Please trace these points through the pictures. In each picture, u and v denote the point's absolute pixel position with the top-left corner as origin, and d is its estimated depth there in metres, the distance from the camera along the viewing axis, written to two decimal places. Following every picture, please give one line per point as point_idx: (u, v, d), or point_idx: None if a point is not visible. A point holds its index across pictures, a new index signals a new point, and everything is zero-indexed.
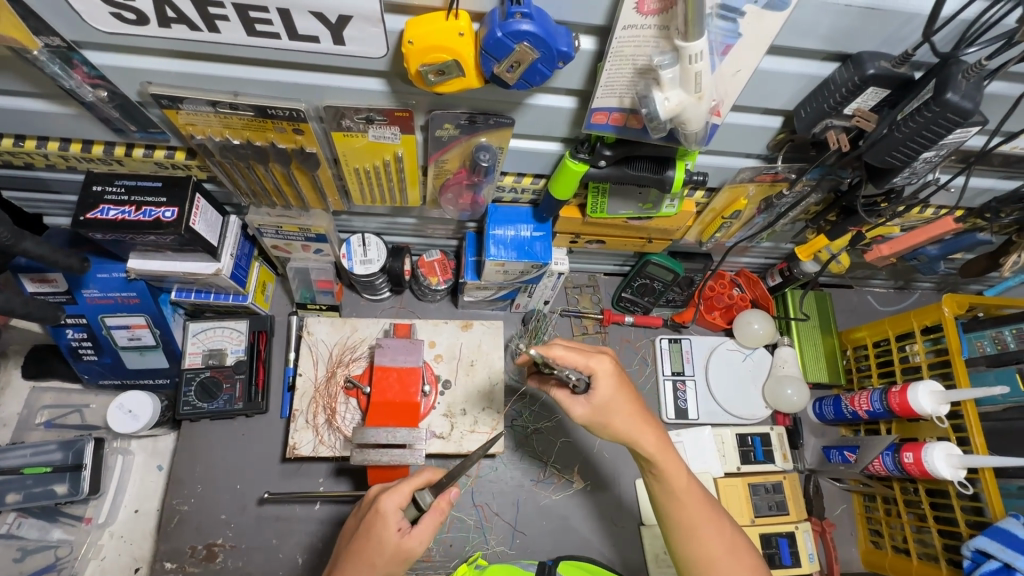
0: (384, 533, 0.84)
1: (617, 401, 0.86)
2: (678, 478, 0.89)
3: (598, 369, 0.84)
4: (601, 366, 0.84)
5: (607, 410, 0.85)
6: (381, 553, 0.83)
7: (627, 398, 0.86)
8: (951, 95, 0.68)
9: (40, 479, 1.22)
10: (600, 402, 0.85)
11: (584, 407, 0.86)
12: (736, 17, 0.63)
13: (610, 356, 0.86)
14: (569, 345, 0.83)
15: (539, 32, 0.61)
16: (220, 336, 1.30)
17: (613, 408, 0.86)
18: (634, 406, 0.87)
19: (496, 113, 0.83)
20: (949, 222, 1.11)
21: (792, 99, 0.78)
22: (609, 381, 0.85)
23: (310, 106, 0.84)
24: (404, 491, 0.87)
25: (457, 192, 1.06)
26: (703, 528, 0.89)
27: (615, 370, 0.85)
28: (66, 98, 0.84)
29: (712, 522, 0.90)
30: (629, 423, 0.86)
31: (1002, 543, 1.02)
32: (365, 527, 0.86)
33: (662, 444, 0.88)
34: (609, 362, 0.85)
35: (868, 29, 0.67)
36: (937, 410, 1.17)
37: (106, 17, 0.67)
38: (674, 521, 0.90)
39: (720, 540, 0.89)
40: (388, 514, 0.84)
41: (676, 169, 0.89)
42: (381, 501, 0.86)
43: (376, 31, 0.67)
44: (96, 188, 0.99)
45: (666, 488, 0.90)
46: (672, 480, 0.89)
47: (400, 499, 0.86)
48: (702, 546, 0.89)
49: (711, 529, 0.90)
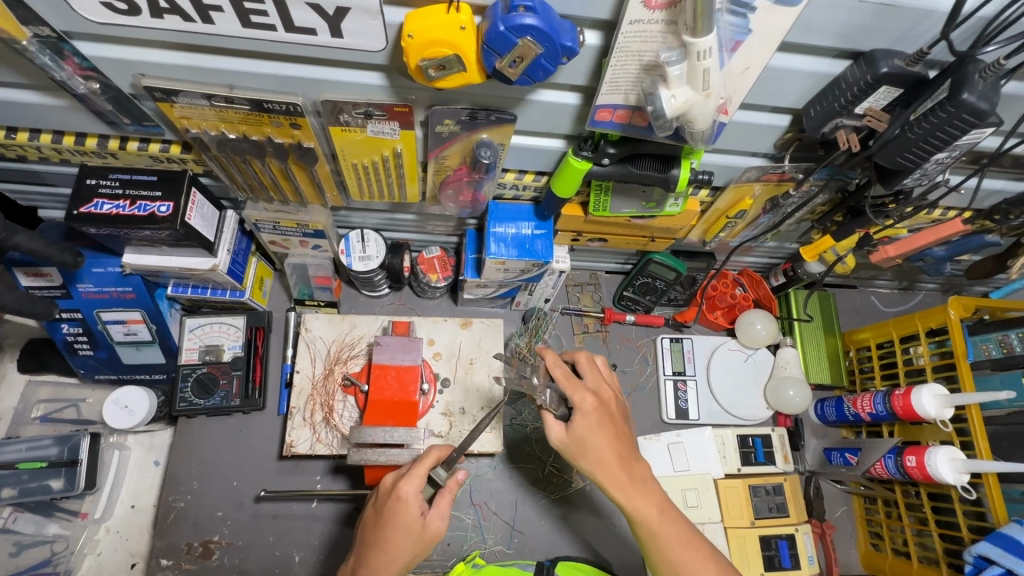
0: (409, 517, 0.87)
1: (596, 430, 0.86)
2: (649, 517, 0.86)
3: (579, 404, 0.86)
4: (582, 402, 0.86)
5: (583, 441, 0.86)
6: (407, 536, 0.87)
7: (607, 429, 0.87)
8: (967, 95, 0.66)
9: (35, 475, 1.21)
10: (577, 434, 0.86)
11: (561, 431, 0.87)
12: (747, 12, 0.61)
13: (588, 395, 0.87)
14: (564, 370, 0.89)
15: (544, 27, 0.59)
16: (217, 332, 1.28)
17: (595, 434, 0.86)
18: (614, 441, 0.87)
19: (498, 108, 0.81)
20: (957, 225, 1.08)
21: (801, 97, 0.76)
22: (591, 419, 0.86)
23: (307, 100, 0.82)
24: (419, 476, 0.89)
25: (458, 189, 1.03)
26: (684, 564, 0.86)
27: (596, 411, 0.86)
28: (58, 90, 0.82)
29: (694, 552, 0.86)
30: (607, 455, 0.86)
31: (1004, 549, 1.01)
32: (385, 515, 0.88)
33: (632, 483, 0.87)
34: (588, 399, 0.86)
35: (882, 26, 0.65)
36: (941, 414, 1.16)
37: (97, 7, 0.65)
38: (658, 563, 0.87)
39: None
40: (410, 499, 0.87)
41: (681, 167, 0.87)
42: (400, 488, 0.88)
43: (375, 24, 0.65)
44: (90, 181, 0.97)
45: (644, 531, 0.87)
46: (645, 520, 0.86)
47: (418, 484, 0.88)
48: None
49: (694, 567, 0.85)
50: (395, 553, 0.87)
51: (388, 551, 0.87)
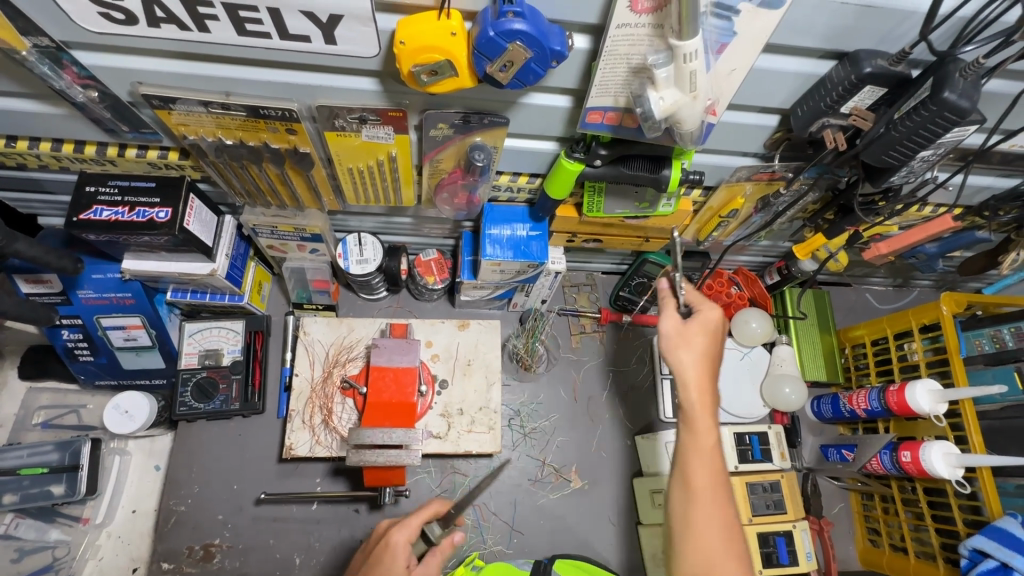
0: (393, 568, 0.85)
1: (695, 343, 0.88)
2: (702, 439, 0.84)
3: (704, 313, 0.90)
4: (706, 313, 0.90)
5: (687, 338, 0.88)
6: None
7: (711, 347, 0.88)
8: (948, 94, 0.67)
9: (37, 480, 1.22)
10: (685, 333, 0.88)
11: (670, 325, 0.89)
12: (731, 15, 0.62)
13: (720, 311, 0.90)
14: (696, 293, 0.95)
15: (532, 31, 0.60)
16: (216, 336, 1.29)
17: (703, 342, 0.88)
18: (710, 365, 0.88)
19: (491, 112, 0.82)
20: (946, 221, 1.09)
21: (788, 97, 0.78)
22: (705, 327, 0.89)
23: (303, 106, 0.83)
24: (414, 526, 0.89)
25: (452, 192, 1.04)
26: (705, 496, 0.81)
27: (713, 326, 0.89)
28: (57, 98, 0.84)
29: (720, 496, 0.81)
30: (690, 367, 0.87)
31: (999, 542, 1.02)
32: (372, 561, 0.87)
33: (704, 407, 0.86)
34: (716, 313, 0.90)
35: (864, 27, 0.66)
36: (935, 408, 1.17)
37: (95, 17, 0.66)
38: (679, 480, 0.83)
39: (717, 521, 0.80)
40: (398, 548, 0.87)
41: (671, 168, 0.88)
42: (392, 534, 0.88)
43: (368, 30, 0.66)
44: (89, 188, 0.98)
45: (686, 448, 0.85)
46: (691, 448, 0.83)
47: (409, 534, 0.88)
48: (699, 509, 0.80)
49: (712, 504, 0.81)
50: None
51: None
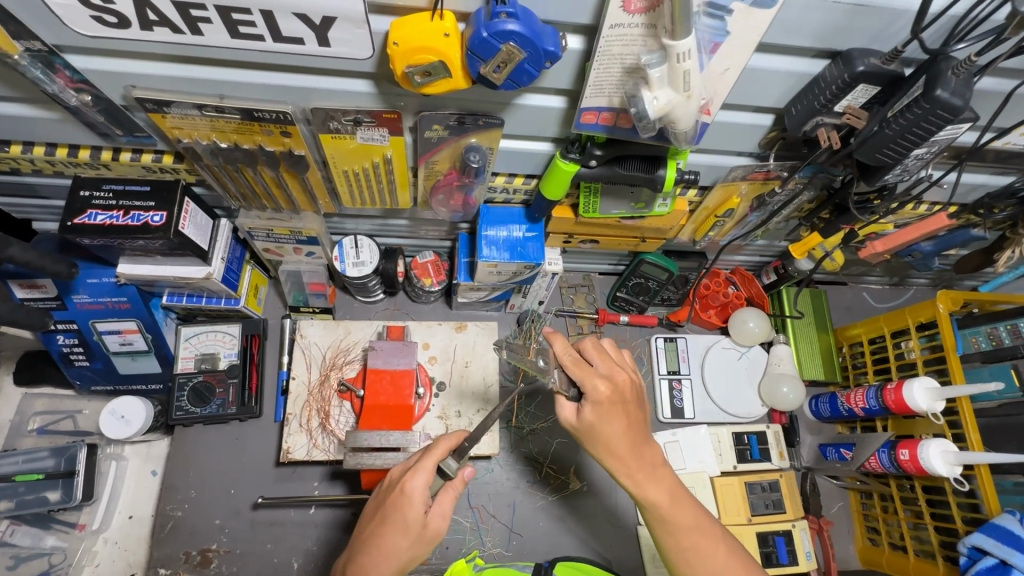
0: (411, 515, 0.84)
1: (600, 429, 0.83)
2: (661, 504, 0.85)
3: (590, 394, 0.81)
4: (593, 391, 0.81)
5: (590, 431, 0.83)
6: (405, 537, 0.84)
7: (619, 416, 0.83)
8: (941, 91, 0.67)
9: (32, 487, 1.21)
10: (587, 421, 0.83)
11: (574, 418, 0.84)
12: (724, 14, 0.63)
13: (599, 384, 0.81)
14: (574, 356, 0.83)
15: (525, 32, 0.60)
16: (213, 340, 1.29)
17: (606, 421, 0.82)
18: (630, 427, 0.84)
19: (485, 113, 0.82)
20: (942, 218, 1.10)
21: (782, 96, 0.78)
22: (598, 407, 0.82)
23: (297, 108, 0.83)
24: (427, 471, 0.85)
25: (449, 193, 1.04)
26: (697, 551, 0.85)
27: (603, 399, 0.81)
28: (50, 102, 0.83)
29: (708, 542, 0.86)
30: (614, 446, 0.83)
31: (998, 539, 1.02)
32: (387, 510, 0.85)
33: (642, 472, 0.85)
34: (596, 389, 0.81)
35: (857, 26, 0.66)
36: (932, 407, 1.17)
37: (88, 20, 0.66)
38: (667, 546, 0.87)
39: (717, 562, 0.85)
40: (414, 495, 0.84)
41: (666, 168, 0.88)
42: (407, 481, 0.84)
43: (361, 32, 0.66)
44: (83, 192, 0.98)
45: (653, 516, 0.86)
46: (655, 505, 0.85)
47: (424, 480, 0.85)
48: (695, 564, 0.85)
49: (703, 552, 0.85)
50: (391, 554, 0.84)
51: (385, 549, 0.84)
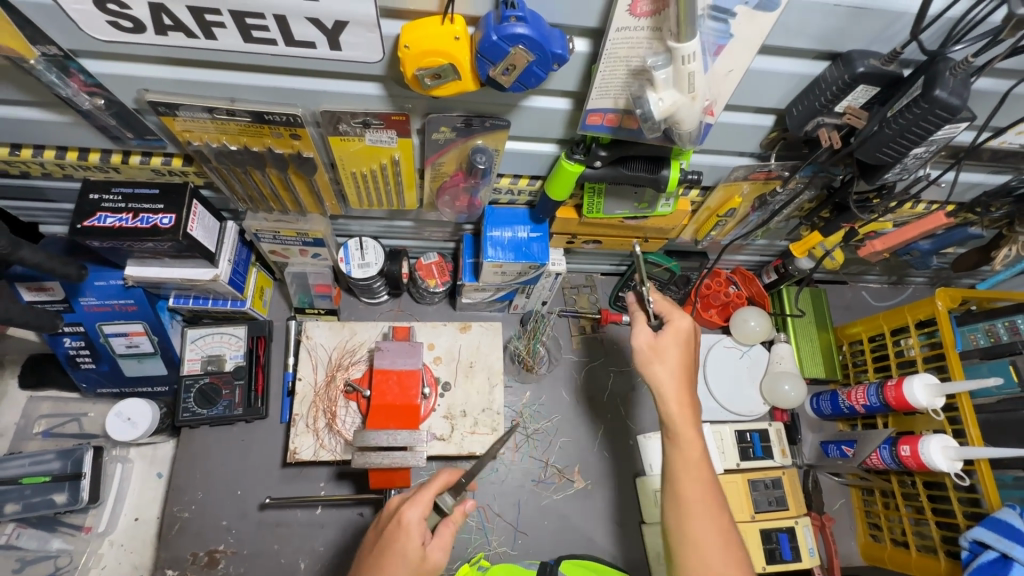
0: (409, 546, 0.84)
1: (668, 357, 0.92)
2: (689, 447, 0.87)
3: (675, 322, 0.94)
4: (680, 322, 0.94)
5: (658, 352, 0.92)
6: (404, 566, 0.83)
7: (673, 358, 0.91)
8: (940, 91, 0.69)
9: (39, 489, 1.22)
10: (656, 342, 0.92)
11: (646, 338, 0.93)
12: (728, 17, 0.64)
13: (688, 318, 0.95)
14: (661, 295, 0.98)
15: (534, 36, 0.62)
16: (219, 342, 1.29)
17: (665, 350, 0.91)
18: (687, 370, 0.92)
19: (492, 115, 0.84)
20: (940, 217, 1.11)
21: (784, 97, 0.79)
22: (675, 336, 0.92)
23: (307, 111, 0.84)
24: (425, 501, 0.88)
25: (454, 195, 1.05)
26: (697, 509, 0.83)
27: (686, 334, 0.93)
28: (62, 106, 0.84)
29: (706, 506, 0.83)
30: (664, 378, 0.90)
31: (999, 534, 1.03)
32: (385, 541, 0.86)
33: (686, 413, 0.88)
34: (684, 321, 0.94)
35: (857, 28, 0.68)
36: (932, 403, 1.19)
37: (103, 25, 0.67)
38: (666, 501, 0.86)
39: (714, 526, 0.82)
40: (411, 526, 0.85)
41: (670, 168, 0.89)
42: (404, 512, 0.87)
43: (372, 36, 0.67)
44: (93, 196, 0.99)
45: (676, 458, 0.87)
46: (685, 442, 0.87)
47: (421, 511, 0.87)
48: (692, 522, 0.82)
49: (706, 510, 0.83)
50: None
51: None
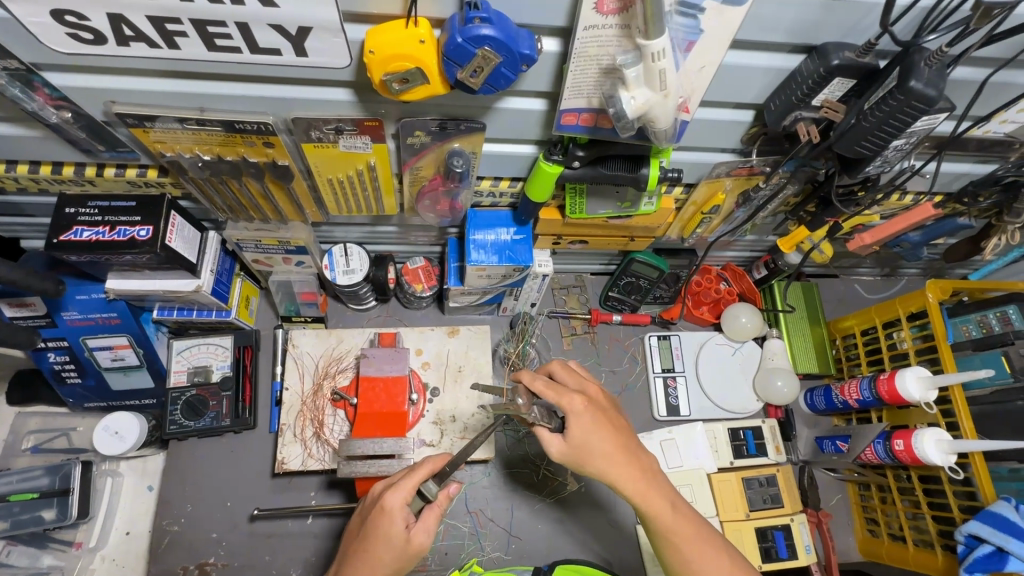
0: (391, 529, 0.84)
1: (593, 447, 0.85)
2: (661, 514, 0.86)
3: (571, 409, 0.85)
4: (575, 405, 0.85)
5: (584, 452, 0.85)
6: (389, 549, 0.83)
7: (601, 444, 0.85)
8: (914, 83, 0.68)
9: (27, 506, 1.19)
10: (577, 441, 0.85)
11: (560, 447, 0.86)
12: (696, 13, 0.63)
13: (579, 397, 0.86)
14: (545, 381, 0.87)
15: (500, 37, 0.61)
16: (205, 353, 1.28)
17: (590, 446, 0.85)
18: (612, 440, 0.86)
19: (466, 118, 0.83)
20: (927, 209, 1.09)
21: (761, 92, 0.78)
22: (583, 421, 0.85)
23: (278, 118, 0.83)
24: (408, 488, 0.86)
25: (434, 199, 1.04)
26: (700, 560, 0.86)
27: (587, 409, 0.85)
28: (31, 120, 0.83)
29: (711, 552, 0.86)
30: (606, 466, 0.85)
31: (994, 527, 1.02)
32: (371, 526, 0.85)
33: (643, 479, 0.86)
34: (580, 402, 0.85)
35: (830, 20, 0.67)
36: (926, 396, 1.17)
37: (63, 37, 0.66)
38: (670, 558, 0.88)
39: (720, 571, 0.86)
40: (393, 509, 0.84)
41: (650, 167, 0.88)
42: (386, 498, 0.85)
43: (338, 41, 0.66)
44: (69, 210, 0.98)
45: (657, 528, 0.87)
46: (658, 517, 0.86)
47: (403, 496, 0.85)
48: (698, 573, 0.86)
49: (707, 559, 0.86)
50: (376, 564, 0.84)
51: (370, 560, 0.84)
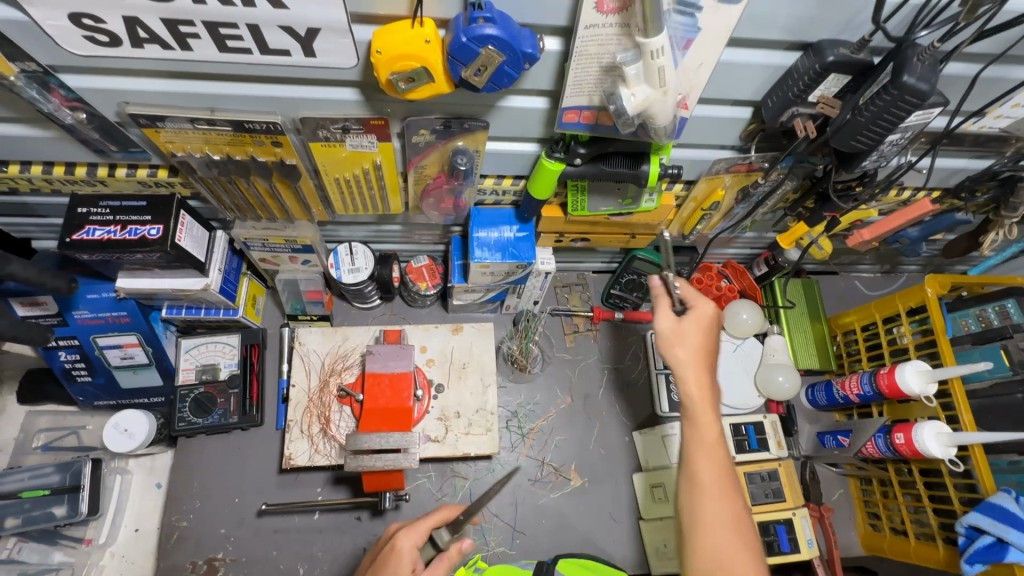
0: (398, 573, 0.84)
1: (688, 340, 0.91)
2: (699, 446, 0.84)
3: (698, 310, 0.93)
4: (700, 308, 0.93)
5: (676, 340, 0.91)
6: None
7: (694, 341, 0.91)
8: (907, 77, 0.70)
9: (38, 502, 1.22)
10: (673, 328, 0.91)
11: (668, 324, 0.91)
12: (693, 11, 0.65)
13: (708, 300, 0.94)
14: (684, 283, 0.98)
15: (504, 36, 0.62)
16: (213, 351, 1.30)
17: (684, 337, 0.91)
18: (706, 346, 0.91)
19: (470, 117, 0.84)
20: (925, 205, 1.11)
21: (758, 90, 0.80)
22: (699, 320, 0.92)
23: (287, 118, 0.85)
24: (421, 531, 0.87)
25: (438, 198, 1.06)
26: (716, 515, 0.80)
27: (709, 316, 0.93)
28: (45, 122, 0.85)
29: (732, 512, 0.80)
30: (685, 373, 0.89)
31: (994, 518, 1.03)
32: (380, 562, 0.87)
33: (704, 401, 0.87)
34: (709, 305, 0.93)
35: (825, 18, 0.68)
36: (926, 390, 1.19)
37: (79, 39, 0.68)
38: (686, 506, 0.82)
39: (732, 535, 0.78)
40: (403, 553, 0.85)
41: (650, 163, 0.90)
42: (398, 539, 0.87)
43: (346, 41, 0.68)
44: (81, 210, 1.00)
45: (685, 464, 0.84)
46: (699, 439, 0.85)
47: (415, 539, 0.87)
48: (708, 525, 0.79)
49: (721, 520, 0.79)
50: None
51: None
